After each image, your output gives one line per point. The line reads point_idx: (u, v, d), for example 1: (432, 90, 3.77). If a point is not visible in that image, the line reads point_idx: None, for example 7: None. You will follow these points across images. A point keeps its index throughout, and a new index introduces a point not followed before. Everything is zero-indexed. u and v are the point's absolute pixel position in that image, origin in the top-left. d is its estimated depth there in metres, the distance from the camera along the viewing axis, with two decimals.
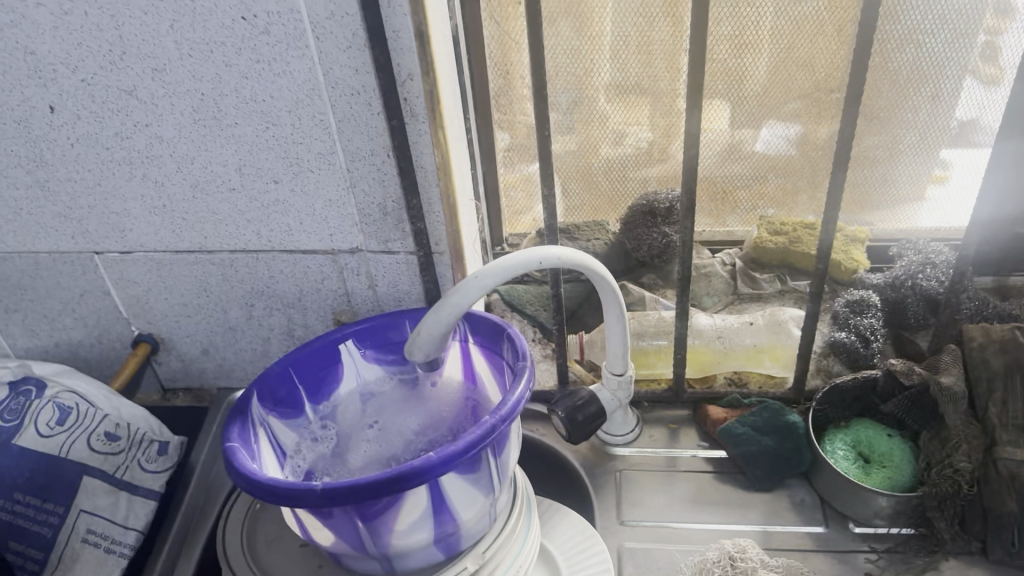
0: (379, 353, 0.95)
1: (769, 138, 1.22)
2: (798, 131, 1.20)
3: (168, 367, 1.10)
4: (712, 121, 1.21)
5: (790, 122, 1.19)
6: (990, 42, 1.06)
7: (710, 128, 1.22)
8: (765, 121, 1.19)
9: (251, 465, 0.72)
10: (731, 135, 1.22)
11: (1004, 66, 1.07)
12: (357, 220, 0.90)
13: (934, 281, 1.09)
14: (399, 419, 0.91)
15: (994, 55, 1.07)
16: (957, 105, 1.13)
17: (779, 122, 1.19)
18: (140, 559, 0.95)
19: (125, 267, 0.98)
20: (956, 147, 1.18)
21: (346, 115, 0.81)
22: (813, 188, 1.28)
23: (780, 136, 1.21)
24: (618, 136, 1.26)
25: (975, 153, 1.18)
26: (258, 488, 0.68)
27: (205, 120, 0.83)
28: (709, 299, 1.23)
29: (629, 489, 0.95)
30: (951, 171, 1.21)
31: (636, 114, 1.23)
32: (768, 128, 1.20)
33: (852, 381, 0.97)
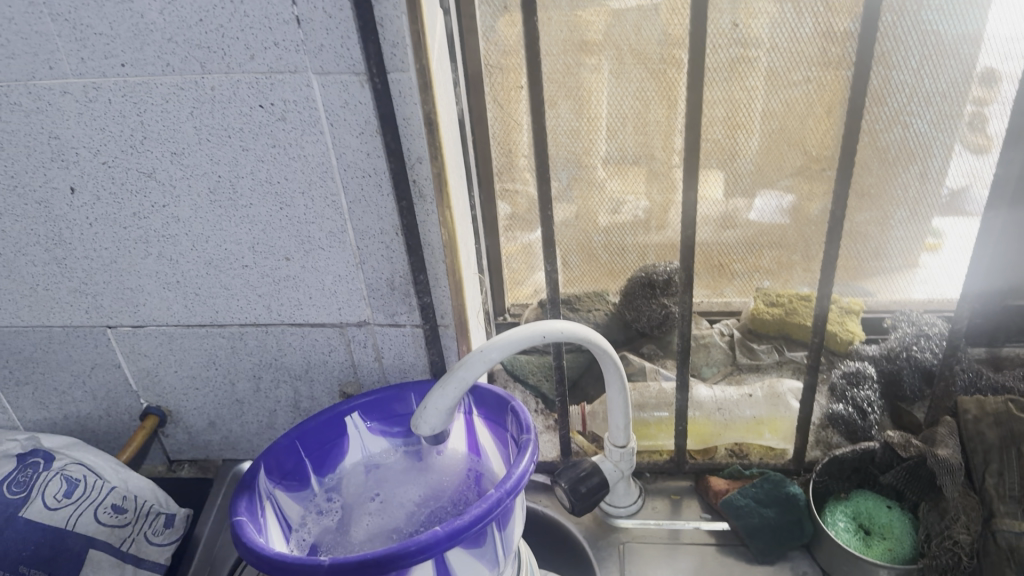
0: (384, 425, 0.97)
1: (763, 208, 1.24)
2: (793, 207, 1.23)
3: (174, 439, 1.11)
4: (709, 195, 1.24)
5: (785, 199, 1.22)
6: (979, 112, 1.09)
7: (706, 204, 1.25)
8: (759, 193, 1.22)
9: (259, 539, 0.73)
10: (729, 207, 1.25)
11: (992, 135, 1.10)
12: (366, 294, 0.92)
13: (928, 354, 1.12)
14: (400, 489, 0.92)
15: (986, 133, 1.11)
16: (946, 177, 1.17)
17: (772, 191, 1.22)
18: None
19: (137, 341, 1.00)
20: (946, 214, 1.21)
21: (357, 196, 0.84)
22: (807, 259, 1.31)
23: (774, 209, 1.24)
24: (617, 214, 1.29)
25: (964, 222, 1.21)
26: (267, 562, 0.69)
27: (221, 201, 0.86)
28: (708, 368, 1.27)
29: (632, 561, 0.96)
30: (943, 238, 1.24)
31: (635, 192, 1.26)
32: (765, 202, 1.23)
33: (851, 452, 0.98)
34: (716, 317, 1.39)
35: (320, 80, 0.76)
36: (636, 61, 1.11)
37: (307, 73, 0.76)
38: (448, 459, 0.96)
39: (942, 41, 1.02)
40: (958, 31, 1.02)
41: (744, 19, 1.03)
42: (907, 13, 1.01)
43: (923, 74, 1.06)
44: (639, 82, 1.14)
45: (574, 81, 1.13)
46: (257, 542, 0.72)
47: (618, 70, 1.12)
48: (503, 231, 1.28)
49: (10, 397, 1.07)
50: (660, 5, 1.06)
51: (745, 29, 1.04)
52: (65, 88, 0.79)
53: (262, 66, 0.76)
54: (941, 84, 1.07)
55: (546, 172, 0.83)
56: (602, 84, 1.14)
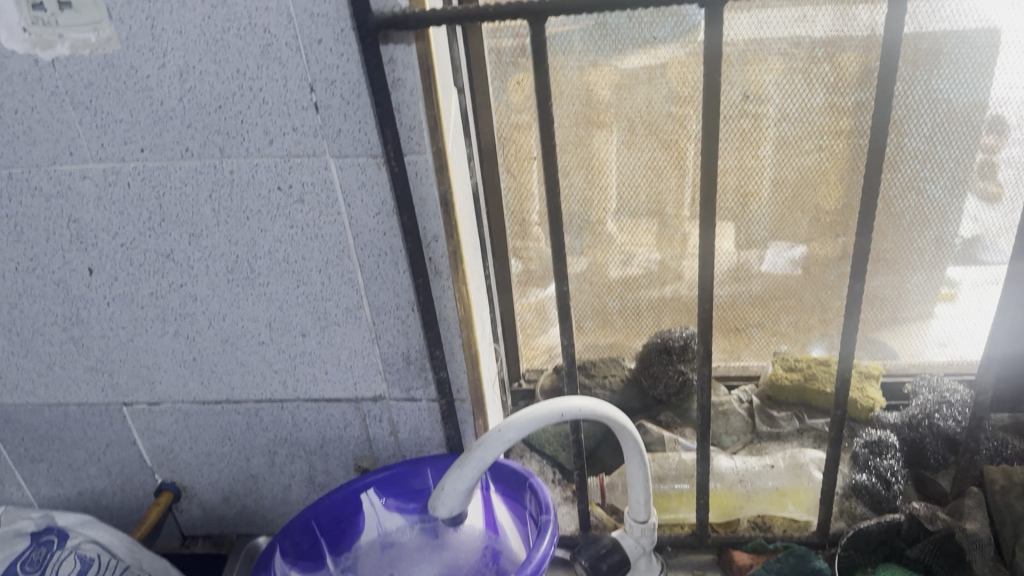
0: (400, 501, 0.95)
1: (775, 258, 1.21)
2: (805, 257, 1.21)
3: (188, 515, 1.09)
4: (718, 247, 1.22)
5: (798, 250, 1.20)
6: (989, 159, 1.08)
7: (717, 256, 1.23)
8: (766, 247, 1.20)
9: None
10: (737, 260, 1.23)
11: (1004, 181, 1.09)
12: (381, 369, 0.92)
13: (952, 421, 1.09)
14: (416, 567, 0.92)
15: (996, 180, 1.10)
16: (960, 221, 1.14)
17: (785, 241, 1.19)
18: None
19: (153, 418, 0.99)
20: (962, 266, 1.18)
21: (373, 273, 0.84)
22: (826, 317, 1.27)
23: (787, 258, 1.21)
24: (630, 279, 1.29)
25: (982, 271, 1.19)
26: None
27: (238, 281, 0.86)
28: (728, 437, 1.26)
29: None
30: (959, 288, 1.21)
31: (642, 246, 1.25)
32: (776, 252, 1.21)
33: (876, 525, 0.96)
34: (735, 382, 1.36)
35: (338, 162, 0.77)
36: (647, 132, 1.12)
37: (324, 156, 0.77)
38: (466, 539, 0.93)
39: (953, 108, 1.03)
40: (968, 99, 1.02)
41: (755, 90, 1.04)
42: (918, 83, 1.02)
43: (935, 141, 1.07)
44: (650, 152, 1.14)
45: (586, 151, 1.14)
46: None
47: (629, 140, 1.13)
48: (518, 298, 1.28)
49: (24, 474, 1.06)
50: (669, 76, 1.07)
51: (756, 99, 1.05)
52: (85, 173, 0.80)
53: (281, 150, 0.77)
54: (953, 150, 1.07)
55: (562, 248, 0.83)
56: (613, 154, 1.15)
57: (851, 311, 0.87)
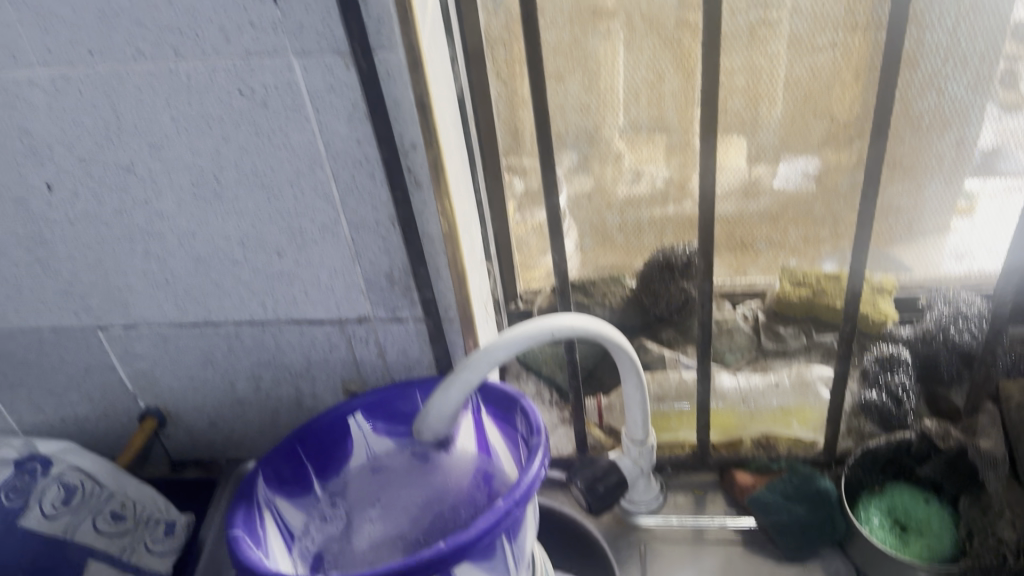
0: (389, 425, 0.92)
1: (788, 174, 1.13)
2: (818, 171, 1.12)
3: (175, 442, 1.06)
4: (732, 160, 1.12)
5: (811, 163, 1.11)
6: (1010, 69, 0.99)
7: (730, 169, 1.14)
8: (781, 157, 1.11)
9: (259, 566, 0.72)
10: (750, 175, 1.13)
11: None
12: (364, 289, 0.87)
13: (967, 334, 1.02)
14: (405, 492, 0.88)
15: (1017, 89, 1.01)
16: (981, 131, 1.06)
17: (797, 155, 1.11)
18: None
19: (130, 342, 0.95)
20: (981, 176, 1.11)
21: (349, 185, 0.79)
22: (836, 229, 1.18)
23: (799, 173, 1.13)
24: (633, 199, 1.23)
25: (1003, 183, 1.11)
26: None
27: (205, 195, 0.81)
28: (731, 355, 1.16)
29: (654, 562, 0.94)
30: (976, 201, 1.14)
31: (652, 160, 1.18)
32: (790, 169, 1.12)
33: (885, 444, 0.93)
34: (740, 299, 1.28)
35: (302, 62, 0.71)
36: (648, 28, 1.03)
37: (287, 55, 0.71)
38: (457, 462, 0.89)
39: None
40: None
41: None
42: None
43: (959, 35, 0.96)
44: (651, 50, 1.05)
45: (582, 53, 1.05)
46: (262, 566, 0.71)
47: (629, 37, 1.04)
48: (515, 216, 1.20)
49: (4, 401, 1.03)
50: None
51: None
52: (33, 80, 0.74)
53: (240, 50, 0.71)
54: (978, 46, 0.97)
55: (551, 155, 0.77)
56: (613, 50, 1.05)
57: (863, 221, 0.81)
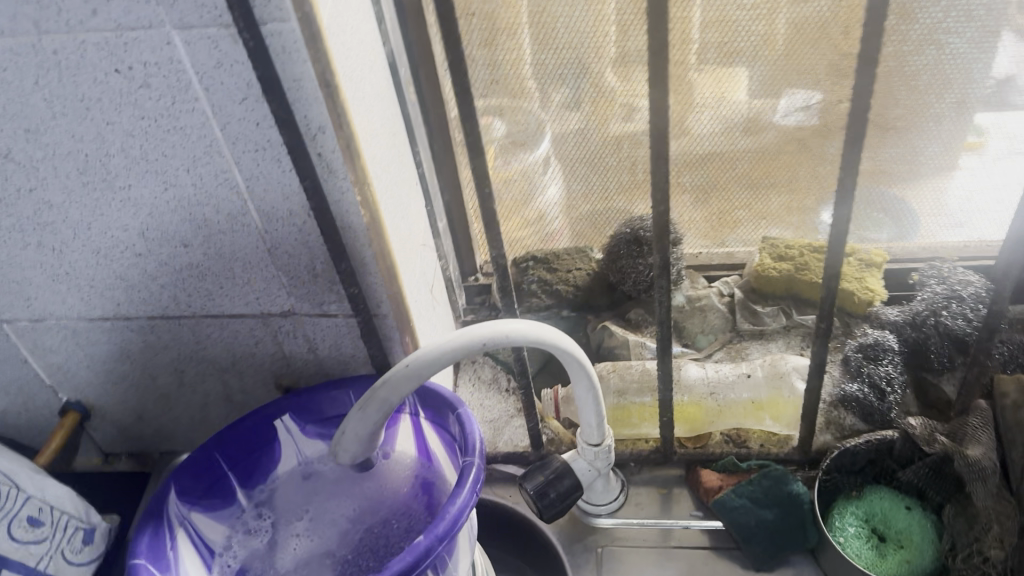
0: (320, 427, 0.84)
1: (788, 111, 0.94)
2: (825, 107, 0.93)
3: (103, 434, 0.99)
4: (713, 111, 0.94)
5: (815, 99, 0.93)
6: None
7: (709, 118, 0.95)
8: (786, 90, 0.92)
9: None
10: (750, 108, 0.94)
11: None
12: (285, 282, 0.78)
13: (962, 320, 0.93)
14: (335, 502, 0.81)
15: None
16: (995, 58, 0.90)
17: (799, 87, 0.92)
18: None
19: (39, 335, 0.87)
20: (992, 111, 0.96)
21: (253, 172, 0.69)
22: (828, 170, 0.99)
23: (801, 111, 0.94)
24: (613, 140, 0.98)
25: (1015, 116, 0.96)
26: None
27: (94, 183, 0.71)
28: (704, 338, 1.04)
29: (612, 569, 0.86)
30: (987, 137, 0.99)
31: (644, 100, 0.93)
32: (789, 102, 0.93)
33: (865, 444, 0.84)
34: (717, 272, 1.11)
35: (183, 37, 0.61)
36: None
37: (165, 29, 0.60)
38: (395, 465, 0.84)
39: None
40: None
41: None
42: None
43: None
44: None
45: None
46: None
47: None
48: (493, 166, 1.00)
49: None
50: None
51: None
52: None
53: (109, 22, 0.60)
54: None
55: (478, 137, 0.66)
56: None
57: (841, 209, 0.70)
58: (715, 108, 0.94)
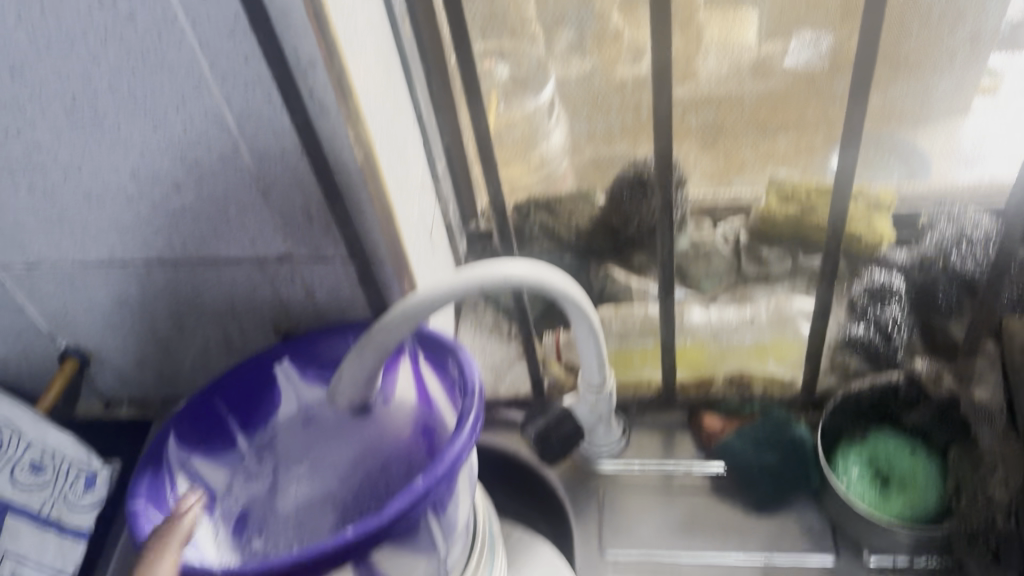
0: (320, 372, 0.82)
1: (797, 50, 0.85)
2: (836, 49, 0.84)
3: (104, 381, 0.99)
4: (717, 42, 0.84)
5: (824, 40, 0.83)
6: None
7: (711, 57, 0.86)
8: (796, 29, 0.82)
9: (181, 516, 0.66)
10: (757, 53, 0.85)
11: None
12: (280, 225, 0.77)
13: (970, 263, 0.93)
14: (334, 448, 0.81)
15: None
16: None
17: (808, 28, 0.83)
18: None
19: (35, 281, 0.86)
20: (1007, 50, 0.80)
21: (244, 110, 0.67)
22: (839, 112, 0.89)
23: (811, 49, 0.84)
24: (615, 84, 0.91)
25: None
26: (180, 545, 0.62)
27: (83, 124, 0.69)
28: (709, 281, 1.02)
29: (614, 512, 0.87)
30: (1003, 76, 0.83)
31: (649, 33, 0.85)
32: (799, 44, 0.84)
33: (868, 388, 0.82)
34: (721, 214, 1.00)
35: None
36: None
37: None
38: (395, 412, 0.82)
39: None
40: None
41: None
42: None
43: None
44: None
45: None
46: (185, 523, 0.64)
47: None
48: (495, 110, 0.97)
49: None
50: None
51: None
52: None
53: None
54: None
55: None
56: None
57: None
58: (720, 49, 0.85)
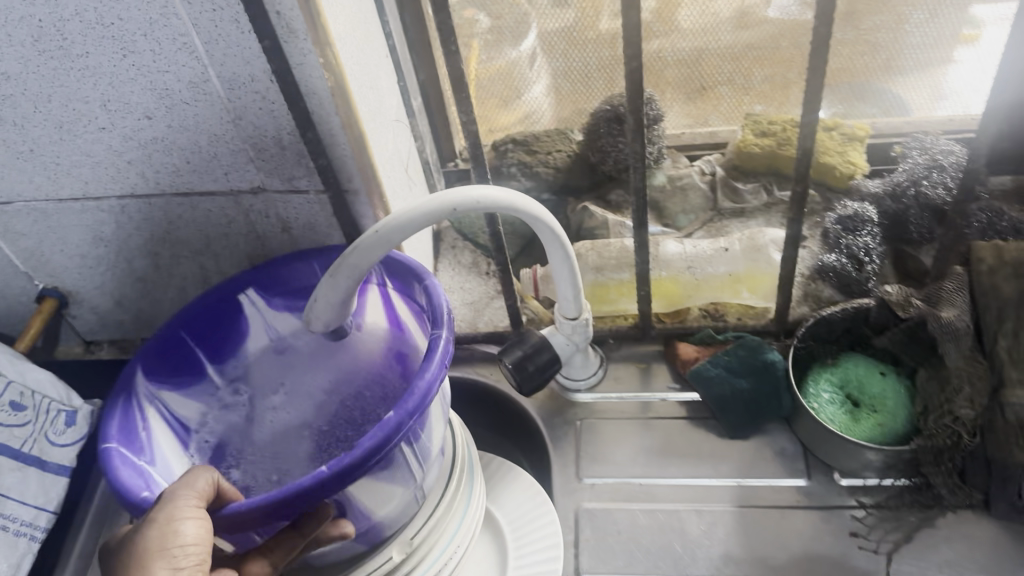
0: (288, 300, 0.80)
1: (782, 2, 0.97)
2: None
3: (83, 322, 0.99)
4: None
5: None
6: None
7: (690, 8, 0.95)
8: None
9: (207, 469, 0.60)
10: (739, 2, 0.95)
11: None
12: (252, 156, 0.77)
13: (941, 189, 0.92)
14: (305, 375, 0.83)
15: None
16: None
17: None
18: (65, 515, 0.94)
19: (9, 218, 0.86)
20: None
21: (212, 35, 0.67)
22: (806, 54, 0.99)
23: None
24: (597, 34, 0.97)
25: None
26: (190, 504, 0.57)
27: (51, 52, 0.69)
28: (685, 217, 1.01)
29: (590, 441, 0.89)
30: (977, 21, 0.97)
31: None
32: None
33: (841, 313, 0.84)
34: (698, 151, 1.07)
35: None
36: None
37: None
38: (368, 338, 0.82)
39: None
40: None
41: None
42: None
43: None
44: None
45: None
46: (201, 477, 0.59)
47: None
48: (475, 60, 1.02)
49: None
50: None
51: None
52: None
53: None
54: None
55: None
56: None
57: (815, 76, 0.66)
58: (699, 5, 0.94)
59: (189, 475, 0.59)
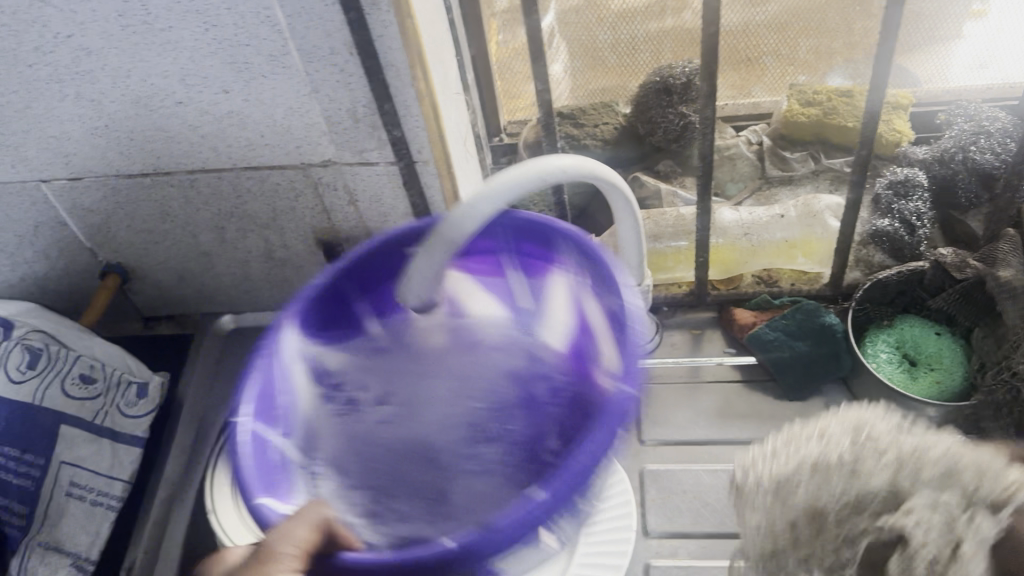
0: (484, 259, 0.67)
1: None
2: None
3: (143, 296, 1.01)
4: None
5: None
6: None
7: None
8: None
9: (316, 511, 0.48)
10: None
11: None
12: (325, 128, 0.78)
13: (989, 154, 0.93)
14: (427, 386, 0.63)
15: None
16: None
17: None
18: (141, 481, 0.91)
19: (78, 195, 0.87)
20: None
21: (296, 9, 0.68)
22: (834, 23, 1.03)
23: None
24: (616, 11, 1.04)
25: None
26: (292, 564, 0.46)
27: (134, 27, 0.70)
28: (734, 185, 1.03)
29: (649, 405, 0.91)
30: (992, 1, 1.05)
31: None
32: None
33: (896, 275, 0.86)
34: (743, 124, 1.07)
35: None
36: None
37: None
38: (548, 333, 0.63)
39: None
40: None
41: None
42: None
43: None
44: None
45: None
46: (309, 535, 0.47)
47: None
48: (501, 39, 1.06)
49: None
50: None
51: None
52: None
53: None
54: None
55: None
56: None
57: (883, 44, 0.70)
58: None
59: (296, 520, 0.48)
